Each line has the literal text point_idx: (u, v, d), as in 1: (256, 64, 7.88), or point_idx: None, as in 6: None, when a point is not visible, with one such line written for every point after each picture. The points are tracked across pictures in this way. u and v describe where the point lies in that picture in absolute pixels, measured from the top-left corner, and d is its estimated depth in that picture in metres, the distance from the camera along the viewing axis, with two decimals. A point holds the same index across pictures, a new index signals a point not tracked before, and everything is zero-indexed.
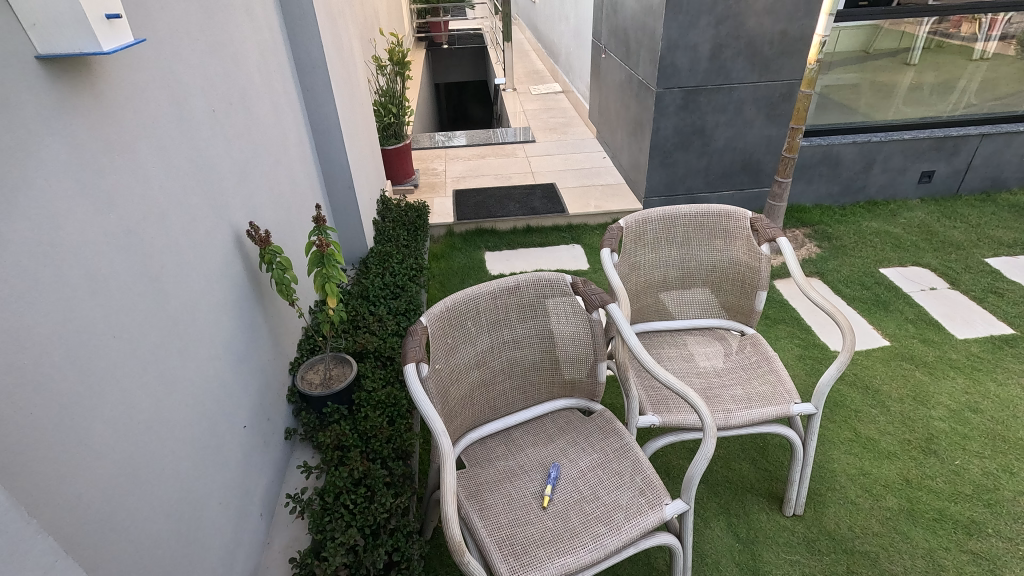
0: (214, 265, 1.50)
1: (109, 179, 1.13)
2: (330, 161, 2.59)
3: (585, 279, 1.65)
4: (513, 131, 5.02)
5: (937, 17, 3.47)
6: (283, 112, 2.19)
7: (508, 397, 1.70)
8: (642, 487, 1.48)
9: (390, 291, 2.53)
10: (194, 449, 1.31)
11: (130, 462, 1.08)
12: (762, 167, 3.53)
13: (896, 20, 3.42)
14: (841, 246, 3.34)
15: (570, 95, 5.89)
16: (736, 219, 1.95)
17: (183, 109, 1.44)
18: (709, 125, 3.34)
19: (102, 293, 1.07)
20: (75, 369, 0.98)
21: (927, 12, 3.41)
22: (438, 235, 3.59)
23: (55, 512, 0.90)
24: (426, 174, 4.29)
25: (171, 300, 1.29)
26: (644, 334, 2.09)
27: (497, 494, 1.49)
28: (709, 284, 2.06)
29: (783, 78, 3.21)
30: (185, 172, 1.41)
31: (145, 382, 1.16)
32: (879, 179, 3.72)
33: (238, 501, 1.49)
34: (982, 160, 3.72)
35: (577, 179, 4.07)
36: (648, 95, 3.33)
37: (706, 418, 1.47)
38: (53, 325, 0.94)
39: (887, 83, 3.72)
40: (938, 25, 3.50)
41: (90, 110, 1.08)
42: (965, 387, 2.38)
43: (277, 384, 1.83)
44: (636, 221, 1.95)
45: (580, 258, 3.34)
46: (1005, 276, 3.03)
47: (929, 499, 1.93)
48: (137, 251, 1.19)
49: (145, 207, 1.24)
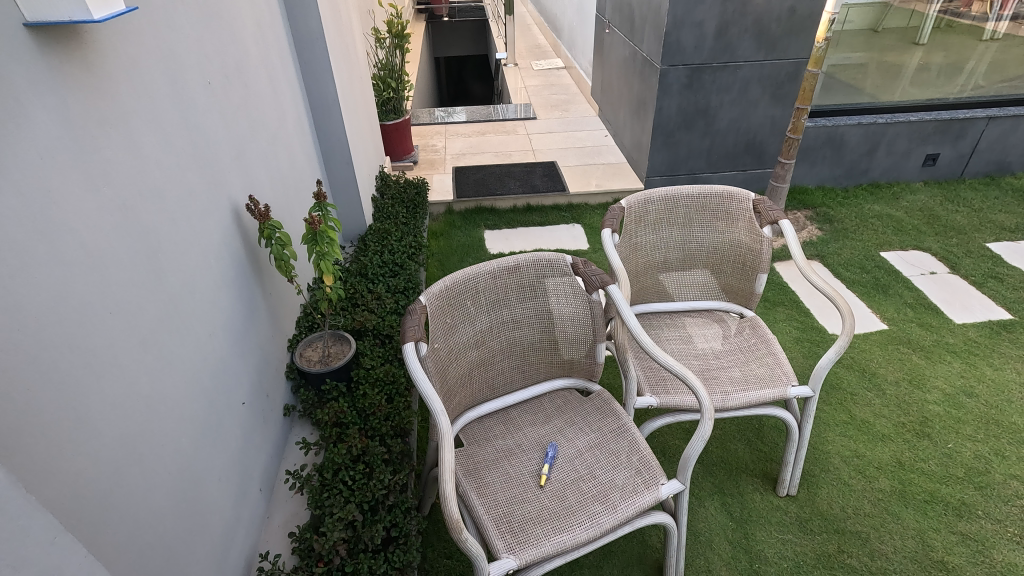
0: (212, 242, 1.49)
1: (104, 153, 1.11)
2: (328, 136, 2.54)
3: (585, 260, 1.64)
4: (513, 107, 4.95)
5: None
6: (281, 85, 2.14)
7: (507, 376, 1.70)
8: (639, 467, 1.49)
9: (389, 268, 2.51)
10: (193, 426, 1.31)
11: (129, 439, 1.08)
12: (765, 148, 3.49)
13: None
14: (842, 228, 3.33)
15: (572, 71, 5.80)
16: (739, 200, 1.94)
17: (179, 82, 1.41)
18: (713, 105, 3.29)
19: (98, 270, 1.06)
20: (71, 347, 0.97)
21: None
22: (438, 213, 3.56)
23: (52, 488, 0.90)
24: (426, 150, 4.24)
25: (168, 277, 1.28)
26: (643, 315, 2.09)
27: (495, 473, 1.50)
28: (709, 266, 2.05)
29: (790, 57, 3.15)
30: (180, 146, 1.39)
31: (143, 360, 1.15)
32: (883, 162, 3.68)
33: (238, 478, 1.50)
34: (988, 143, 3.67)
35: (578, 157, 4.03)
36: (652, 72, 3.27)
37: (704, 400, 1.47)
38: (49, 302, 0.93)
39: (894, 63, 3.69)
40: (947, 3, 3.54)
41: (81, 81, 1.05)
42: (961, 371, 2.39)
43: (276, 361, 1.82)
44: (638, 201, 1.93)
45: (579, 238, 3.32)
46: (1005, 261, 3.02)
47: (921, 481, 1.96)
48: (134, 227, 1.18)
49: (141, 181, 1.22)
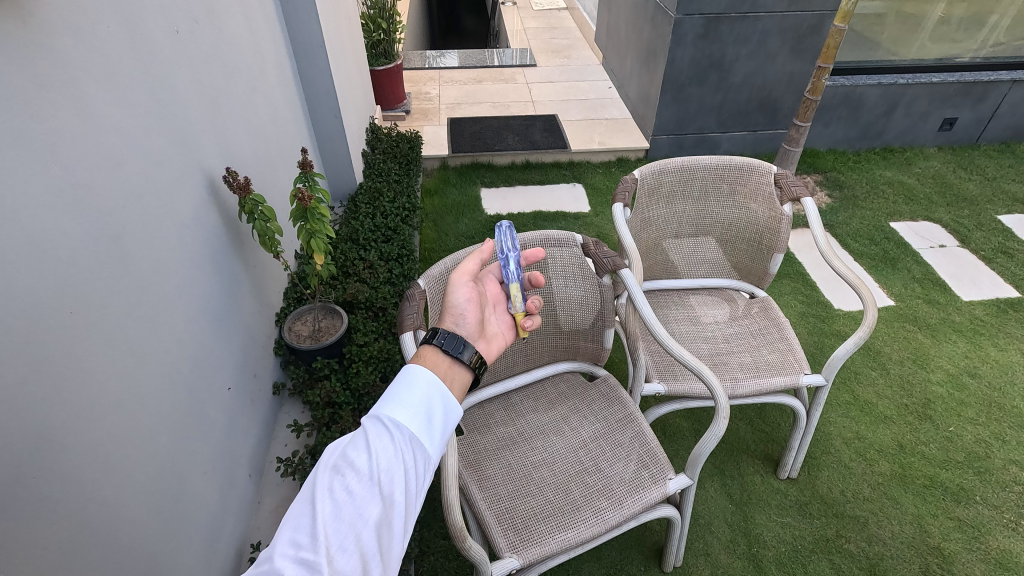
0: (187, 214, 1.28)
1: (52, 124, 0.90)
2: (312, 86, 2.29)
3: (597, 240, 1.53)
4: (511, 53, 4.68)
5: None
6: (259, 31, 1.84)
7: (510, 360, 1.59)
8: (646, 460, 1.44)
9: (382, 233, 2.37)
10: (175, 422, 1.17)
11: (103, 451, 0.95)
12: (780, 106, 3.31)
13: None
14: (853, 195, 3.18)
15: (575, 13, 5.47)
16: (759, 172, 1.80)
17: (138, 28, 1.15)
18: (729, 58, 3.08)
19: (51, 262, 0.87)
20: (31, 364, 0.82)
21: None
22: (432, 169, 3.38)
23: (29, 519, 0.79)
24: (419, 98, 3.99)
25: (137, 265, 1.09)
26: (650, 292, 1.99)
27: (498, 464, 1.44)
28: (723, 241, 1.93)
29: (815, 8, 2.91)
30: (147, 107, 1.16)
31: (114, 360, 0.99)
32: (899, 124, 3.52)
33: (225, 469, 1.38)
34: (1009, 107, 3.53)
35: (580, 111, 3.82)
36: (665, 21, 3.03)
37: (719, 396, 1.41)
38: (10, 312, 0.79)
39: (914, 15, 3.51)
40: None
41: (10, 27, 0.82)
42: (966, 350, 2.34)
43: (262, 337, 1.70)
44: (652, 172, 1.80)
45: (581, 199, 3.17)
46: (1016, 235, 2.91)
47: (921, 465, 1.95)
48: (93, 207, 0.98)
49: (99, 153, 1.00)
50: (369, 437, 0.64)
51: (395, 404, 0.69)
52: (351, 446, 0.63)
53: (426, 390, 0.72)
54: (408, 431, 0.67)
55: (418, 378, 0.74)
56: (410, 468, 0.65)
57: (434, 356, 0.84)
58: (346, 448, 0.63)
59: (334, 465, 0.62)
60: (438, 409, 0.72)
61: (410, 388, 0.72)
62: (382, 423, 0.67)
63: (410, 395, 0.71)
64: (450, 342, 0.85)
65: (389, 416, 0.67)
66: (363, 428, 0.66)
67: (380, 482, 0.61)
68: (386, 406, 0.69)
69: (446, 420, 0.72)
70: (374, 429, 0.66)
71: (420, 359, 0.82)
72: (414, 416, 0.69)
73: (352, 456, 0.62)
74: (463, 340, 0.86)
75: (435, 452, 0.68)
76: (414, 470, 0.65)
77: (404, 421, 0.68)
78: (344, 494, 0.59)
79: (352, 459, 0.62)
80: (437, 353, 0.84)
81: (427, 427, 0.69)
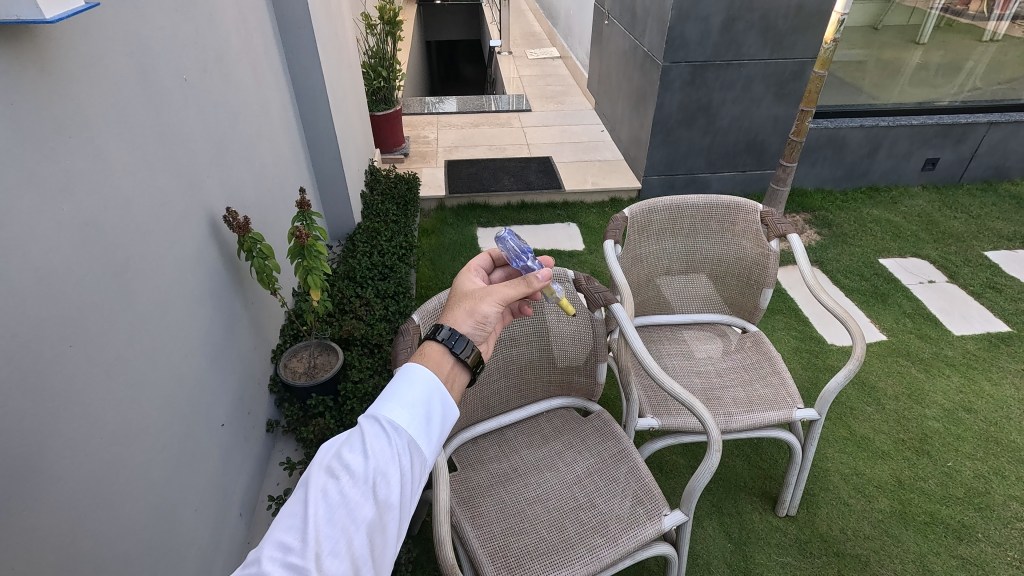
0: (189, 251, 1.32)
1: (66, 164, 0.94)
2: (314, 130, 2.37)
3: (588, 276, 1.57)
4: (507, 98, 4.85)
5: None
6: (265, 79, 1.93)
7: (503, 396, 1.60)
8: (640, 496, 1.43)
9: (378, 271, 2.41)
10: (169, 457, 1.17)
11: (96, 485, 0.95)
12: (767, 147, 3.42)
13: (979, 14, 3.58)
14: (841, 233, 3.25)
15: (568, 61, 5.71)
16: (746, 210, 1.85)
17: (150, 75, 1.21)
18: (715, 102, 3.20)
19: (56, 297, 0.90)
20: (31, 395, 0.83)
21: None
22: (429, 209, 3.45)
23: (21, 553, 0.79)
24: (417, 142, 4.12)
25: (139, 299, 1.11)
26: (643, 328, 2.01)
27: (491, 501, 1.43)
28: (713, 277, 1.97)
29: (796, 55, 3.06)
30: (155, 150, 1.21)
31: (112, 394, 1.01)
32: (883, 164, 3.63)
33: (216, 506, 1.37)
34: (988, 147, 3.65)
35: (574, 153, 3.93)
36: (653, 67, 3.17)
37: (710, 428, 1.41)
38: (15, 343, 0.81)
39: (893, 61, 3.69)
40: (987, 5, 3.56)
41: (30, 76, 0.88)
42: (961, 385, 2.34)
43: (258, 374, 1.71)
44: (641, 210, 1.85)
45: (575, 237, 3.23)
46: (1003, 271, 2.96)
47: (921, 501, 1.93)
48: (99, 244, 1.01)
49: (108, 193, 1.05)
50: (367, 439, 0.65)
51: (393, 403, 0.69)
52: (347, 447, 0.64)
53: (425, 390, 0.73)
54: (406, 433, 0.67)
55: (417, 375, 0.74)
56: (405, 471, 0.65)
57: (440, 357, 0.80)
58: (341, 450, 0.63)
59: (328, 465, 0.62)
60: (436, 409, 0.72)
61: (408, 387, 0.72)
62: (380, 424, 0.67)
63: (409, 395, 0.71)
64: (456, 340, 0.82)
65: (387, 417, 0.67)
66: (361, 428, 0.66)
67: (375, 485, 0.62)
68: (384, 407, 0.69)
69: (443, 421, 0.73)
70: (372, 429, 0.66)
71: (424, 357, 0.79)
72: (412, 417, 0.69)
73: (347, 458, 0.62)
74: (470, 342, 0.83)
75: (431, 454, 0.69)
76: (410, 472, 0.66)
77: (403, 423, 0.68)
78: (338, 497, 0.60)
79: (347, 462, 0.62)
80: (442, 353, 0.81)
81: (425, 428, 0.70)
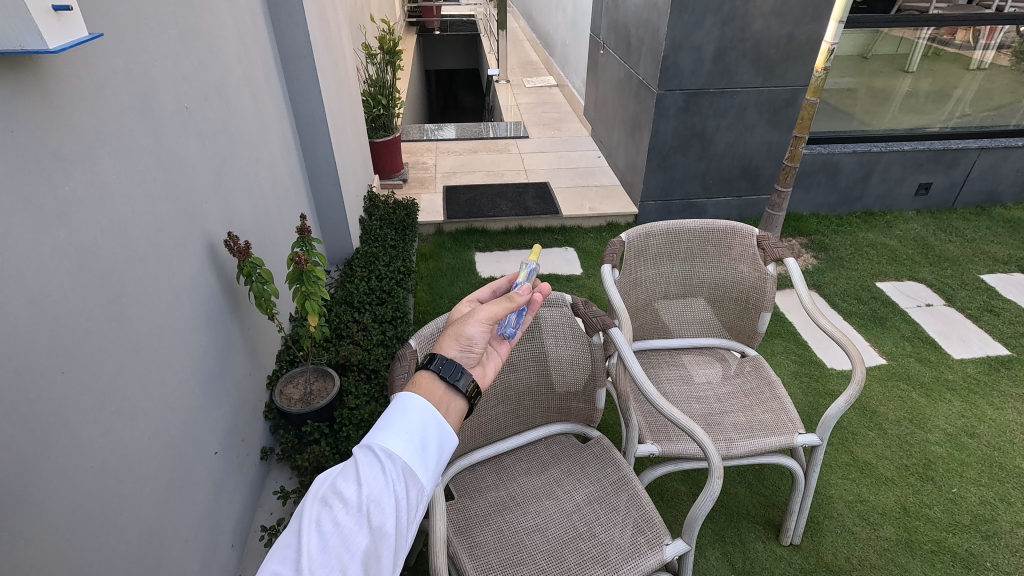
0: (186, 277, 1.32)
1: (63, 192, 0.94)
2: (313, 156, 2.39)
3: (586, 300, 1.57)
4: (505, 125, 4.93)
5: (987, 28, 3.53)
6: (266, 107, 1.96)
7: (500, 422, 1.58)
8: (641, 525, 1.40)
9: (376, 295, 2.41)
10: (160, 486, 1.14)
11: (84, 517, 0.92)
12: (762, 173, 3.46)
13: (966, 45, 3.60)
14: (837, 257, 3.27)
15: (565, 89, 5.82)
16: (742, 235, 1.86)
17: (150, 104, 1.22)
18: (710, 129, 3.25)
19: (48, 324, 0.89)
20: (20, 423, 0.82)
21: (1005, 21, 3.48)
22: (427, 234, 3.47)
23: None
24: (416, 168, 4.16)
25: (132, 326, 1.10)
26: (642, 352, 2.00)
27: (489, 530, 1.40)
28: (712, 301, 1.97)
29: (787, 83, 3.12)
30: (154, 176, 1.22)
31: (103, 421, 0.99)
32: (877, 189, 3.68)
33: (208, 538, 1.34)
34: (980, 172, 3.69)
35: (571, 179, 3.97)
36: (648, 95, 3.23)
37: (711, 455, 1.39)
38: (5, 372, 0.80)
39: (883, 88, 3.73)
40: (974, 36, 3.56)
41: (31, 105, 0.89)
42: (962, 410, 2.32)
43: (253, 400, 1.70)
44: (638, 234, 1.85)
45: (573, 262, 3.24)
46: (1000, 294, 2.97)
47: (927, 529, 1.89)
48: (94, 269, 1.01)
49: (105, 219, 1.05)
50: (360, 467, 0.63)
51: (388, 431, 0.68)
52: (342, 477, 0.63)
53: (421, 418, 0.71)
54: (401, 461, 0.65)
55: (412, 406, 0.72)
56: (400, 498, 0.63)
57: (431, 383, 0.79)
58: (336, 479, 0.62)
59: (323, 495, 0.61)
60: (432, 437, 0.70)
61: (403, 415, 0.70)
62: (374, 453, 0.65)
63: (404, 423, 0.69)
64: (448, 369, 0.81)
65: (382, 446, 0.66)
66: (356, 458, 0.65)
67: (368, 513, 0.60)
68: (380, 434, 0.67)
69: (441, 449, 0.70)
70: (365, 458, 0.65)
71: (414, 386, 0.78)
72: (407, 444, 0.67)
73: (340, 487, 0.61)
74: (461, 369, 0.82)
75: (429, 482, 0.67)
76: (406, 500, 0.64)
77: (397, 450, 0.66)
78: (331, 526, 0.59)
79: (341, 490, 0.61)
80: (433, 380, 0.79)
81: (421, 456, 0.68)
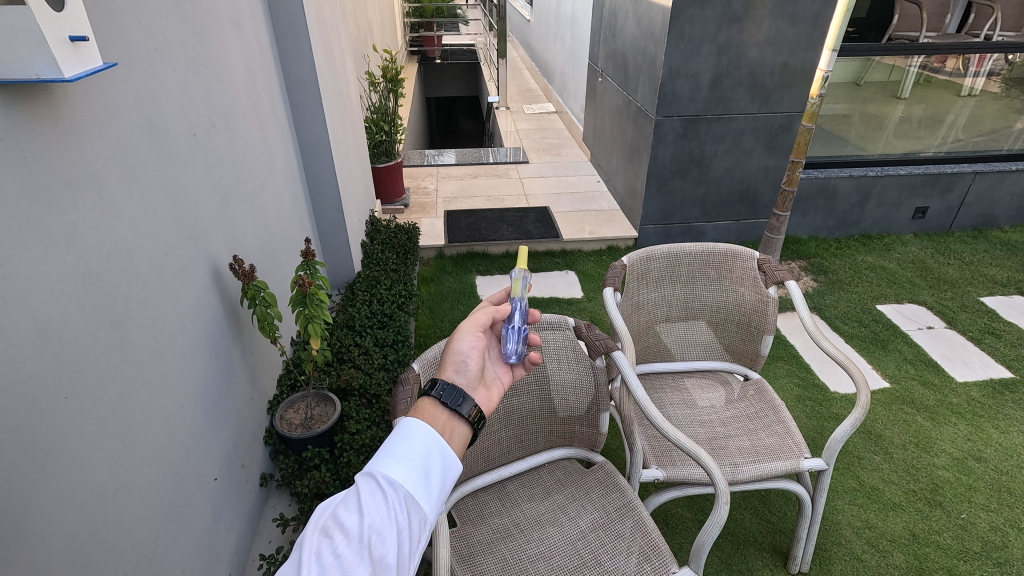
0: (189, 301, 1.32)
1: (71, 217, 0.95)
2: (317, 181, 2.42)
3: (588, 323, 1.58)
4: (504, 151, 4.99)
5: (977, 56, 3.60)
6: (271, 133, 1.99)
7: (503, 447, 1.56)
8: (647, 552, 1.38)
9: (377, 319, 2.41)
10: (158, 513, 1.13)
11: (81, 547, 0.91)
12: (760, 197, 3.50)
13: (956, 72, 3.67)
14: (837, 280, 3.28)
15: (564, 116, 5.91)
16: (743, 258, 1.87)
17: (158, 130, 1.24)
18: (708, 154, 3.29)
19: (52, 349, 0.89)
20: (22, 450, 0.81)
21: (993, 49, 3.56)
22: (428, 258, 3.48)
23: None
24: (417, 193, 4.19)
25: (136, 351, 1.10)
26: (645, 376, 2.00)
27: (492, 558, 1.38)
28: (713, 324, 1.97)
29: (783, 110, 3.18)
30: (161, 201, 1.23)
31: (104, 448, 0.98)
32: (874, 213, 3.71)
33: (205, 566, 1.31)
34: (975, 196, 3.74)
35: (571, 203, 4.00)
36: (646, 121, 3.28)
37: (717, 479, 1.37)
38: (8, 398, 0.80)
39: (877, 114, 3.79)
40: (964, 63, 3.63)
41: (42, 130, 0.90)
42: (968, 433, 2.30)
43: (254, 426, 1.68)
44: (640, 258, 1.86)
45: (574, 285, 3.25)
46: (1001, 316, 2.97)
47: (937, 556, 1.86)
48: (100, 294, 1.01)
49: (112, 244, 1.05)
50: (362, 497, 0.63)
51: (391, 459, 0.67)
52: (343, 506, 0.62)
53: (424, 445, 0.70)
54: (403, 489, 0.65)
55: (415, 432, 0.71)
56: (402, 528, 0.62)
57: (433, 409, 0.78)
58: (337, 509, 0.62)
59: (323, 526, 0.61)
60: (435, 464, 0.69)
61: (406, 442, 0.69)
62: (376, 481, 0.65)
63: (406, 450, 0.68)
64: (450, 394, 0.81)
65: (384, 474, 0.65)
66: (357, 486, 0.64)
67: (370, 545, 0.59)
68: (382, 462, 0.67)
69: (445, 476, 0.70)
70: (367, 486, 0.64)
71: (418, 412, 0.77)
72: (410, 472, 0.66)
73: (342, 517, 0.61)
74: (462, 395, 0.81)
75: (432, 510, 0.66)
76: (408, 530, 0.63)
77: (399, 479, 0.65)
78: (331, 558, 0.58)
79: (342, 520, 0.61)
80: (436, 406, 0.79)
81: (424, 484, 0.67)
